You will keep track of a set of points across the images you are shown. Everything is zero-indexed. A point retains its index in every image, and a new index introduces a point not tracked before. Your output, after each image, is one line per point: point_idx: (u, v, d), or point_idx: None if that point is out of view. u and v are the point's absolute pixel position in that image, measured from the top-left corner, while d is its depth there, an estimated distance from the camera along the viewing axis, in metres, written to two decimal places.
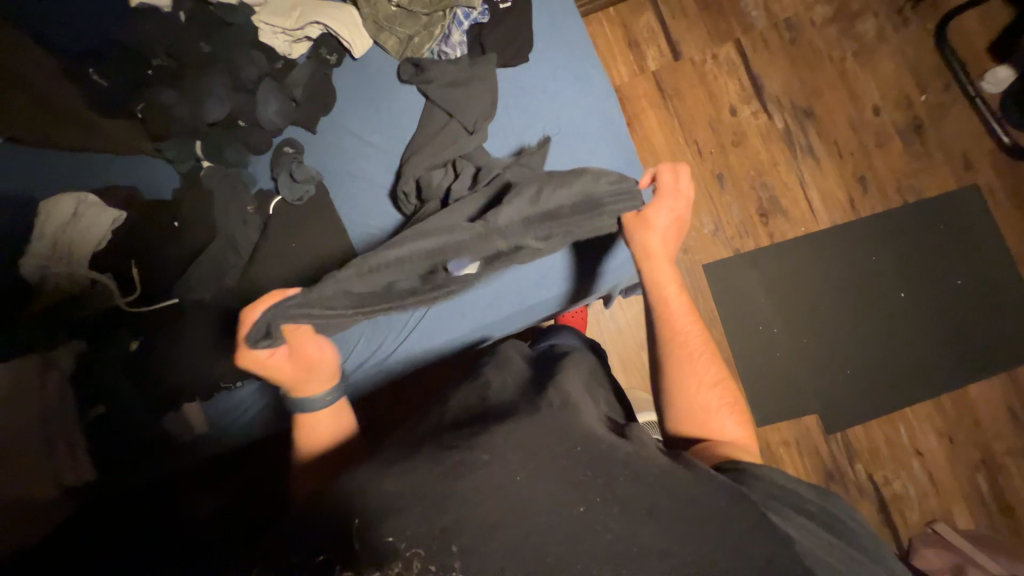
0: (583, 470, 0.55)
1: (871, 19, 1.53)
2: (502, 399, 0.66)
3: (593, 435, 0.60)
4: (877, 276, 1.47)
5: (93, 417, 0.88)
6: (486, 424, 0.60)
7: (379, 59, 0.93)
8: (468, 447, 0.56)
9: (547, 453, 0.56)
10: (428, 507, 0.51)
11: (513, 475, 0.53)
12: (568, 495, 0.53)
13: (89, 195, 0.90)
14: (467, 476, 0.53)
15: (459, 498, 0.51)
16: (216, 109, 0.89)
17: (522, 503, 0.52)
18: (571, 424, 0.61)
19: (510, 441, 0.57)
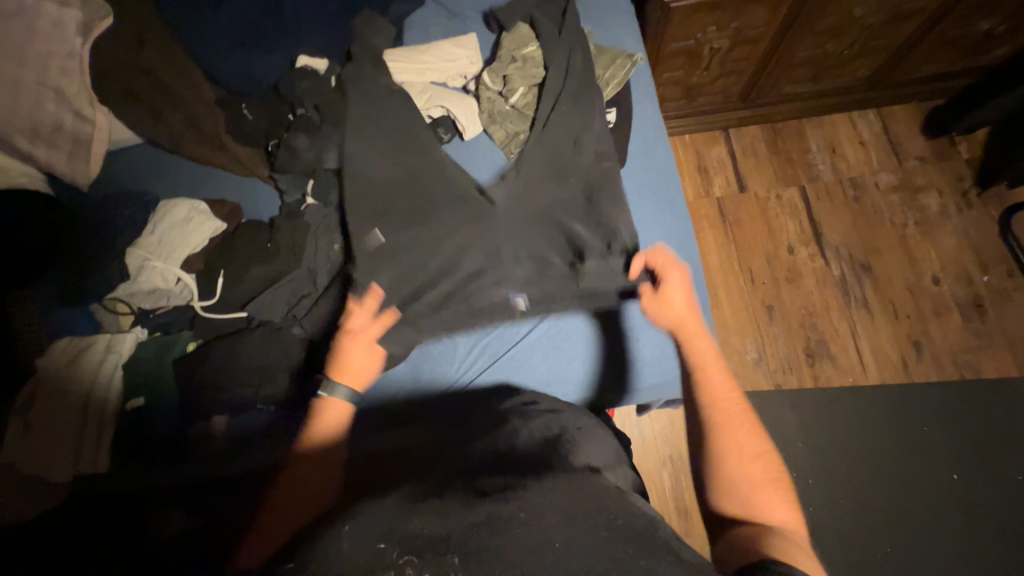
0: (617, 546, 0.52)
1: (935, 195, 1.60)
2: (531, 454, 0.70)
3: (626, 507, 0.58)
4: (928, 448, 1.38)
5: (128, 409, 0.91)
6: (518, 484, 0.61)
7: (484, 145, 1.06)
8: (500, 503, 0.58)
9: (578, 521, 0.55)
10: (457, 557, 0.51)
11: (545, 534, 0.53)
12: (579, 545, 0.52)
13: (202, 204, 1.01)
14: (500, 531, 0.54)
15: (484, 535, 0.53)
16: (336, 158, 1.01)
17: (537, 549, 0.52)
18: (601, 499, 0.59)
19: (538, 500, 0.57)
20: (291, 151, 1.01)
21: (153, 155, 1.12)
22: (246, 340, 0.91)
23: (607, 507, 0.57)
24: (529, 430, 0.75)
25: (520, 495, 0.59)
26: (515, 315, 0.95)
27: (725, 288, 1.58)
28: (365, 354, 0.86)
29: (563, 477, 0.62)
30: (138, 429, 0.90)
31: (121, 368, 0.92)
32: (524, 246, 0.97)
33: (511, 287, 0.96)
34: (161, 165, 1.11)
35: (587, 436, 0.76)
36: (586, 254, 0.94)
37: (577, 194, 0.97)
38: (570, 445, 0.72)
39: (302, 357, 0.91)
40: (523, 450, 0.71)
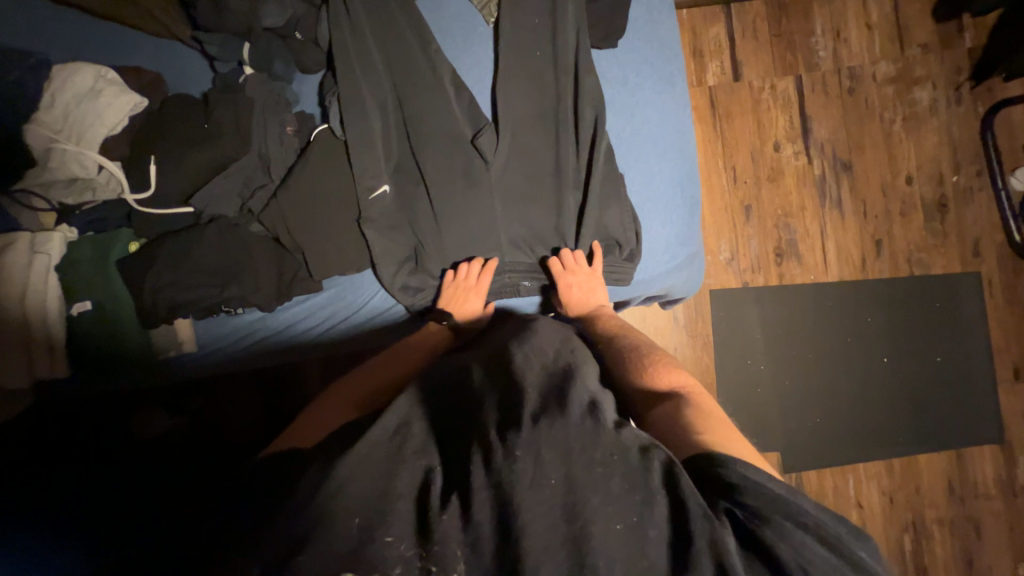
0: (614, 484, 0.51)
1: (929, 88, 1.54)
2: (531, 375, 0.63)
3: (621, 444, 0.55)
4: (867, 337, 1.53)
5: (75, 314, 0.83)
6: (508, 421, 0.55)
7: (458, 5, 0.88)
8: (493, 446, 0.53)
9: (575, 460, 0.52)
10: (459, 497, 0.50)
11: (542, 475, 0.51)
12: (583, 495, 0.50)
13: (110, 72, 0.83)
14: (495, 470, 0.51)
15: (486, 497, 0.50)
16: (275, 13, 0.82)
17: (537, 497, 0.49)
18: (596, 435, 0.55)
19: (538, 440, 0.53)
20: None
21: (28, 4, 0.87)
22: (198, 237, 0.82)
23: (601, 442, 0.54)
24: (518, 353, 0.67)
25: (513, 436, 0.53)
26: (495, 214, 0.86)
27: (706, 188, 1.55)
28: (478, 300, 0.87)
29: (557, 411, 0.56)
30: (90, 338, 0.83)
31: (55, 271, 0.82)
32: (507, 132, 0.85)
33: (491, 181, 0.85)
34: (44, 17, 0.87)
35: (580, 366, 0.68)
36: (573, 143, 0.85)
37: (566, 70, 0.84)
38: (562, 373, 0.64)
39: (271, 256, 0.85)
40: (520, 369, 0.64)
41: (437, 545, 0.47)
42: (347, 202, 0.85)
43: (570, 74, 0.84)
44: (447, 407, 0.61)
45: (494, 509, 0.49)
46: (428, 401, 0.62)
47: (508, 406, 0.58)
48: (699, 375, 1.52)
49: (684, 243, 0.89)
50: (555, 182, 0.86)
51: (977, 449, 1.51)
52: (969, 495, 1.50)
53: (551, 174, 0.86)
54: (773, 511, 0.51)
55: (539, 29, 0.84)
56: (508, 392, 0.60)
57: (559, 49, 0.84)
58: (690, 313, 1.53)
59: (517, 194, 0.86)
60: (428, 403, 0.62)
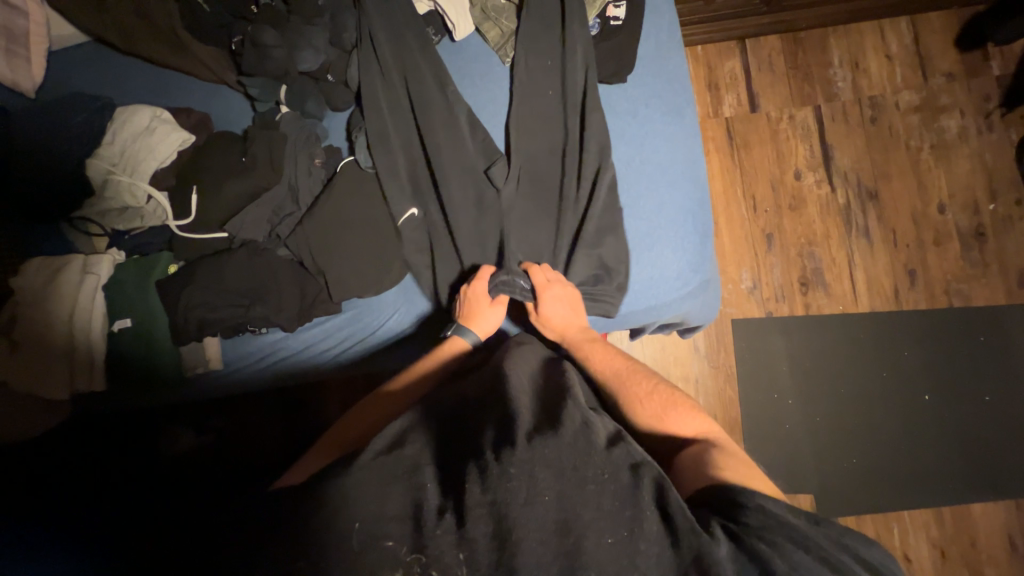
0: (606, 502, 0.52)
1: (957, 116, 1.51)
2: (523, 394, 0.65)
3: (615, 464, 0.55)
4: (904, 372, 1.44)
5: (117, 330, 0.89)
6: (503, 437, 0.57)
7: (476, 47, 0.95)
8: (488, 461, 0.54)
9: (568, 478, 0.53)
10: (454, 509, 0.52)
11: (535, 491, 0.52)
12: (576, 510, 0.51)
13: (165, 113, 0.92)
14: (492, 487, 0.52)
15: (483, 506, 0.51)
16: (311, 58, 0.90)
17: (529, 509, 0.51)
18: (588, 453, 0.56)
19: (531, 457, 0.54)
20: (257, 47, 0.88)
21: (101, 56, 1.00)
22: (229, 261, 0.87)
23: (593, 460, 0.55)
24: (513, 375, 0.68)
25: (508, 452, 0.54)
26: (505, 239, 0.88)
27: (726, 216, 1.54)
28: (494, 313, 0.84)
29: (550, 430, 0.57)
30: (127, 353, 0.89)
31: (103, 290, 0.89)
32: (518, 163, 0.89)
33: (502, 210, 0.88)
34: (114, 66, 0.99)
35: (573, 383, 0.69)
36: (580, 173, 0.87)
37: (576, 105, 0.88)
38: (557, 395, 0.65)
39: (295, 278, 0.89)
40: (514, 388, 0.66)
41: (434, 557, 0.49)
42: (368, 228, 0.89)
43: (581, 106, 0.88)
44: (445, 427, 0.63)
45: (492, 523, 0.50)
46: (427, 422, 0.63)
47: (504, 424, 0.59)
48: (723, 408, 1.46)
49: (697, 270, 0.88)
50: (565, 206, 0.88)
51: None
52: None
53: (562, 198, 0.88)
54: (773, 531, 0.52)
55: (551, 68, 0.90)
56: (504, 414, 0.61)
57: (569, 85, 0.88)
58: (711, 343, 1.49)
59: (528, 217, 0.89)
60: (428, 425, 0.63)
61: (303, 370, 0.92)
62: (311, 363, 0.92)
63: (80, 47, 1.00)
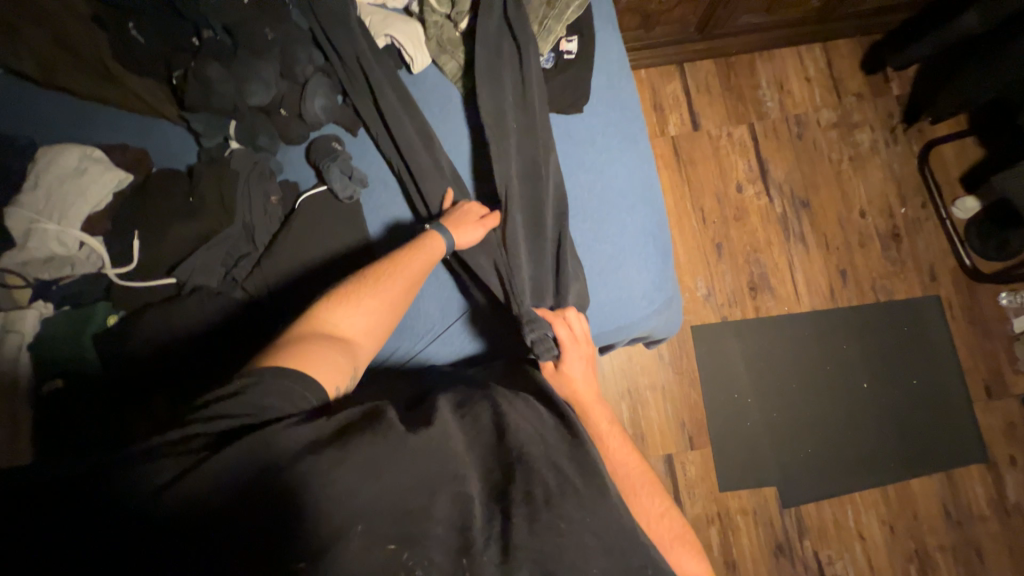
0: None
1: (868, 131, 1.69)
2: (580, 446, 0.66)
3: (643, 544, 0.59)
4: (845, 364, 1.57)
5: (46, 392, 0.80)
6: (555, 481, 0.60)
7: (435, 78, 0.95)
8: (537, 504, 0.58)
9: (614, 555, 0.57)
10: (486, 533, 0.56)
11: (583, 559, 0.56)
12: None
13: (96, 151, 0.85)
14: (539, 533, 0.56)
15: (527, 559, 0.55)
16: (261, 92, 0.87)
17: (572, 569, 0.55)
18: (638, 537, 0.60)
19: (584, 524, 0.58)
20: (201, 81, 0.84)
21: (15, 88, 0.91)
22: (178, 310, 0.81)
23: (643, 548, 0.59)
24: (567, 417, 0.70)
25: (557, 500, 0.58)
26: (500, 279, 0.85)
27: (678, 228, 1.63)
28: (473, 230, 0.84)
29: (596, 489, 0.61)
30: (54, 420, 0.78)
31: (28, 348, 0.80)
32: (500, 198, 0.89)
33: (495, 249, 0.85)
34: (35, 100, 0.90)
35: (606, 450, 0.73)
36: (559, 202, 0.89)
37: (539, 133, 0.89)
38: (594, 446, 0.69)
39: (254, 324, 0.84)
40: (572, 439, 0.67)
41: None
42: (333, 263, 0.86)
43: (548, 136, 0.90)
44: (493, 447, 0.64)
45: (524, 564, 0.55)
46: (475, 442, 0.64)
47: (562, 476, 0.61)
48: (689, 411, 1.52)
49: (661, 288, 0.92)
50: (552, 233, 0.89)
51: (964, 469, 1.53)
52: (965, 517, 1.50)
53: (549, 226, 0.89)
54: None
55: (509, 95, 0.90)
56: (553, 457, 0.64)
57: (529, 114, 0.89)
58: (674, 350, 1.56)
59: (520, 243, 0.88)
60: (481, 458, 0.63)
61: None
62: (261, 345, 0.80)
63: None
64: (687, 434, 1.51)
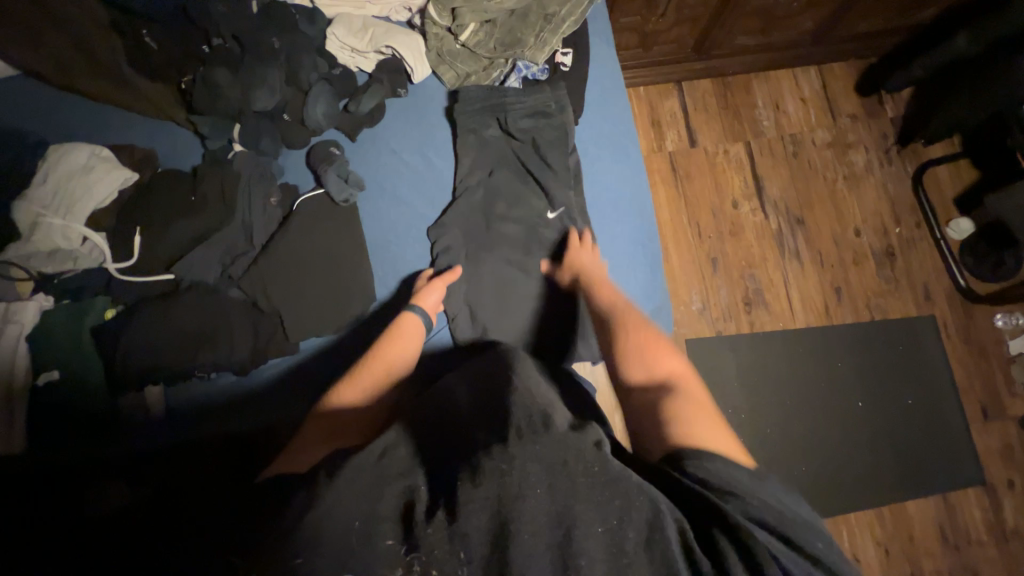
0: (611, 499, 0.50)
1: (863, 151, 1.72)
2: (523, 404, 0.60)
3: (605, 457, 0.53)
4: (840, 381, 1.57)
5: (41, 384, 0.81)
6: (495, 436, 0.55)
7: (432, 87, 0.99)
8: (478, 458, 0.52)
9: (577, 480, 0.51)
10: (446, 511, 0.49)
11: (529, 485, 0.50)
12: (592, 517, 0.49)
13: (105, 150, 0.88)
14: (483, 480, 0.50)
15: (481, 502, 0.49)
16: (265, 97, 0.90)
17: (543, 514, 0.48)
18: (581, 449, 0.53)
19: (527, 454, 0.52)
20: (209, 86, 0.88)
21: (30, 89, 0.94)
22: (174, 306, 0.83)
23: (589, 457, 0.53)
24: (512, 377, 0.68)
25: (498, 447, 0.53)
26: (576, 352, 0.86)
27: (674, 242, 1.64)
28: None
29: (540, 429, 0.55)
30: (57, 409, 0.81)
31: (26, 339, 0.82)
32: (528, 262, 0.91)
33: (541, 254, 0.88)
34: (46, 100, 0.93)
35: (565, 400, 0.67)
36: (528, 165, 0.94)
37: (497, 127, 0.95)
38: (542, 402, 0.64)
39: (250, 323, 0.85)
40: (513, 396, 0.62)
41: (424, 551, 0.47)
42: (327, 268, 0.88)
43: (498, 120, 0.95)
44: (435, 428, 0.61)
45: (490, 529, 0.48)
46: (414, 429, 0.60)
47: (500, 419, 0.58)
48: None
49: (650, 297, 0.93)
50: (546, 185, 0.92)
51: (959, 492, 1.51)
52: (962, 541, 1.48)
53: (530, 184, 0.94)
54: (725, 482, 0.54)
55: (493, 121, 0.95)
56: (499, 411, 0.60)
57: (484, 114, 0.94)
58: None
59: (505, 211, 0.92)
60: (413, 431, 0.60)
61: (263, 402, 0.84)
62: (299, 377, 0.85)
63: (8, 80, 0.94)
64: None
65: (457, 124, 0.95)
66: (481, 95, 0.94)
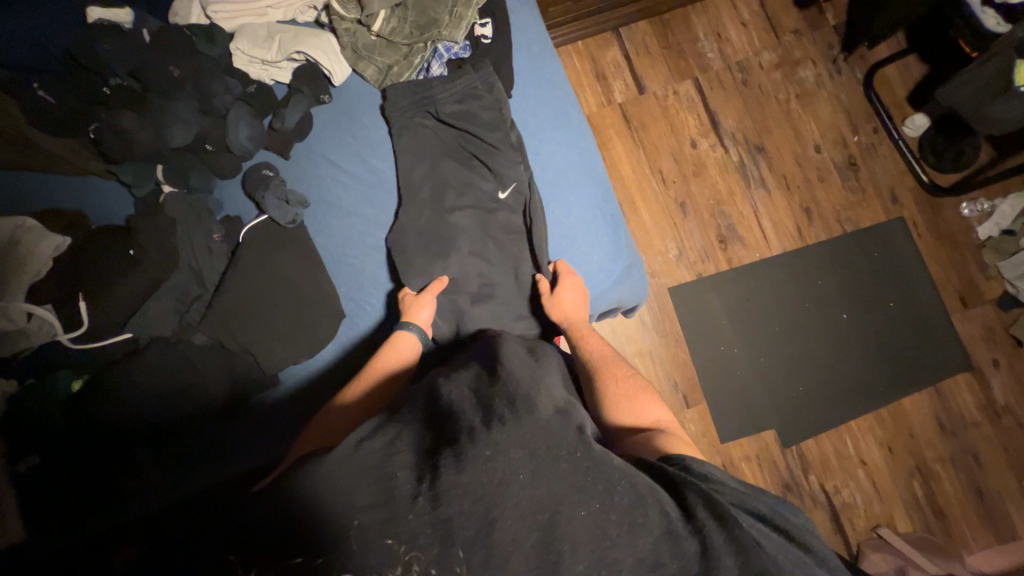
0: (581, 476, 0.59)
1: (811, 66, 1.70)
2: (501, 391, 0.66)
3: (581, 437, 0.62)
4: (822, 298, 1.60)
5: (26, 468, 0.80)
6: (480, 420, 0.62)
7: (357, 87, 0.94)
8: (461, 445, 0.59)
9: (549, 459, 0.59)
10: (427, 500, 0.56)
11: (511, 471, 0.57)
12: (566, 498, 0.57)
13: (27, 219, 0.82)
14: (467, 469, 0.57)
15: (462, 497, 0.55)
16: (182, 132, 0.86)
17: (520, 500, 0.56)
18: (563, 433, 0.62)
19: (507, 440, 0.59)
20: (119, 132, 0.84)
21: None
22: (139, 364, 0.81)
23: (567, 440, 0.61)
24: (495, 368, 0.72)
25: (482, 434, 0.60)
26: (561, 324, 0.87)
27: (640, 194, 1.63)
28: None
29: (524, 412, 0.63)
30: (45, 491, 0.79)
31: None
32: (492, 251, 0.89)
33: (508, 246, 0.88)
34: None
35: (542, 377, 0.74)
36: (469, 150, 0.91)
37: (431, 118, 0.91)
38: (529, 379, 0.70)
39: (223, 368, 0.84)
40: (491, 386, 0.69)
41: (417, 542, 0.54)
42: (288, 294, 0.86)
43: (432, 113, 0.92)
44: (429, 415, 0.66)
45: (474, 519, 0.55)
46: (405, 421, 0.65)
47: (485, 406, 0.64)
48: (679, 371, 1.55)
49: (616, 258, 0.93)
50: (492, 167, 0.90)
51: (950, 381, 1.57)
52: (958, 427, 1.55)
53: (476, 169, 0.91)
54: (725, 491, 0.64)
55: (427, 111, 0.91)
56: (485, 396, 0.66)
57: (416, 111, 0.91)
58: (655, 314, 1.57)
59: (456, 201, 0.90)
60: (406, 420, 0.66)
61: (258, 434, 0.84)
62: (293, 406, 0.86)
63: None
64: (682, 395, 1.53)
65: (389, 121, 0.92)
66: (408, 89, 0.91)
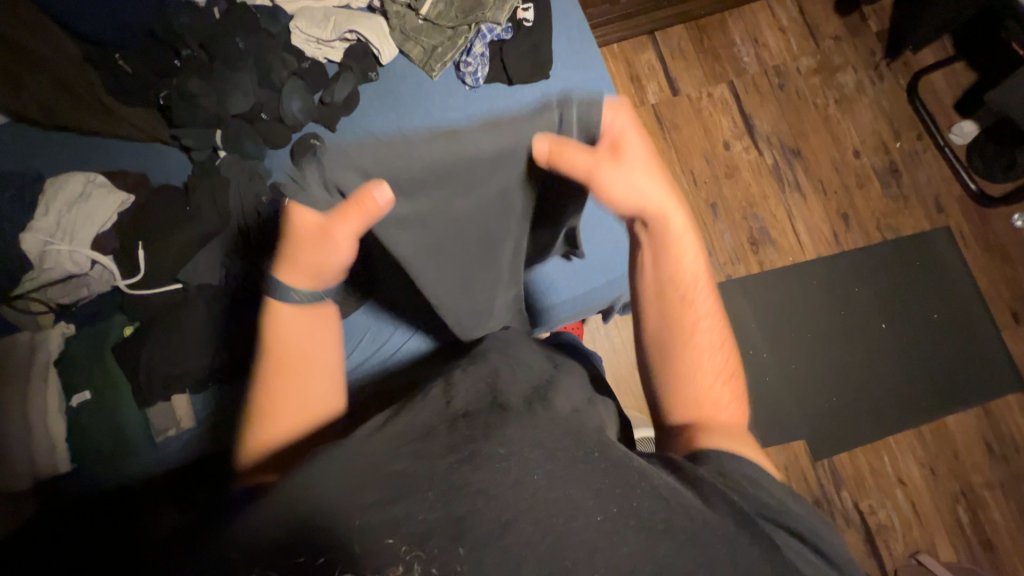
0: (596, 478, 0.54)
1: (851, 72, 1.67)
2: (516, 394, 0.64)
3: (598, 441, 0.60)
4: (861, 307, 1.53)
5: (77, 404, 0.85)
6: (496, 416, 0.59)
7: (403, 66, 0.99)
8: (477, 442, 0.55)
9: (563, 459, 0.55)
10: (436, 498, 0.50)
11: (525, 471, 0.52)
12: (582, 500, 0.51)
13: (99, 176, 0.91)
14: (480, 467, 0.52)
15: (472, 491, 0.50)
16: (242, 102, 0.93)
17: (532, 502, 0.50)
18: (579, 434, 0.60)
19: (523, 438, 0.56)
20: (189, 101, 0.92)
21: (23, 132, 0.97)
22: (184, 314, 0.86)
23: (584, 441, 0.59)
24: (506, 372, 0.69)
25: (498, 432, 0.56)
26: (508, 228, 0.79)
27: None
28: None
29: (540, 412, 0.62)
30: (92, 426, 0.85)
31: (54, 367, 0.86)
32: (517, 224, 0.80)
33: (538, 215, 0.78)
34: (38, 139, 0.97)
35: (559, 381, 0.71)
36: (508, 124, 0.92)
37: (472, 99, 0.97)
38: (546, 385, 0.69)
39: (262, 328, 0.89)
40: (506, 389, 0.65)
41: (423, 545, 0.47)
42: None
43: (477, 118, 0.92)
44: (439, 410, 0.61)
45: (485, 514, 0.49)
46: (415, 410, 0.61)
47: (498, 406, 0.61)
48: None
49: None
50: None
51: (1001, 401, 1.48)
52: (1010, 450, 1.44)
53: None
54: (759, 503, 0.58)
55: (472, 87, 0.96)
56: (499, 395, 0.63)
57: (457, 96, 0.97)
58: None
59: None
60: (412, 413, 0.61)
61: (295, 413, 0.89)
62: None
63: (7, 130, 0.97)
64: None
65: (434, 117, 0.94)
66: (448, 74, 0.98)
